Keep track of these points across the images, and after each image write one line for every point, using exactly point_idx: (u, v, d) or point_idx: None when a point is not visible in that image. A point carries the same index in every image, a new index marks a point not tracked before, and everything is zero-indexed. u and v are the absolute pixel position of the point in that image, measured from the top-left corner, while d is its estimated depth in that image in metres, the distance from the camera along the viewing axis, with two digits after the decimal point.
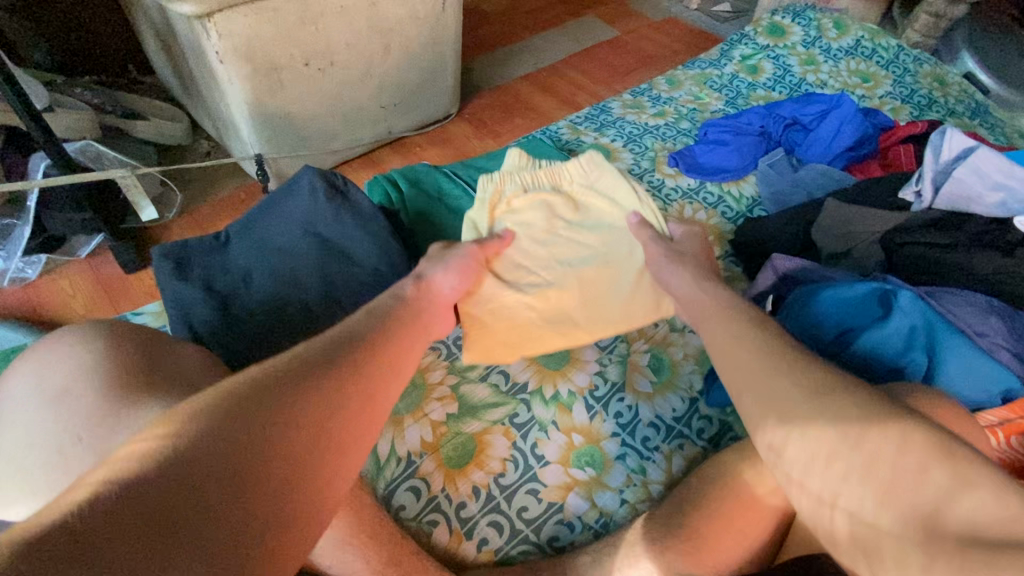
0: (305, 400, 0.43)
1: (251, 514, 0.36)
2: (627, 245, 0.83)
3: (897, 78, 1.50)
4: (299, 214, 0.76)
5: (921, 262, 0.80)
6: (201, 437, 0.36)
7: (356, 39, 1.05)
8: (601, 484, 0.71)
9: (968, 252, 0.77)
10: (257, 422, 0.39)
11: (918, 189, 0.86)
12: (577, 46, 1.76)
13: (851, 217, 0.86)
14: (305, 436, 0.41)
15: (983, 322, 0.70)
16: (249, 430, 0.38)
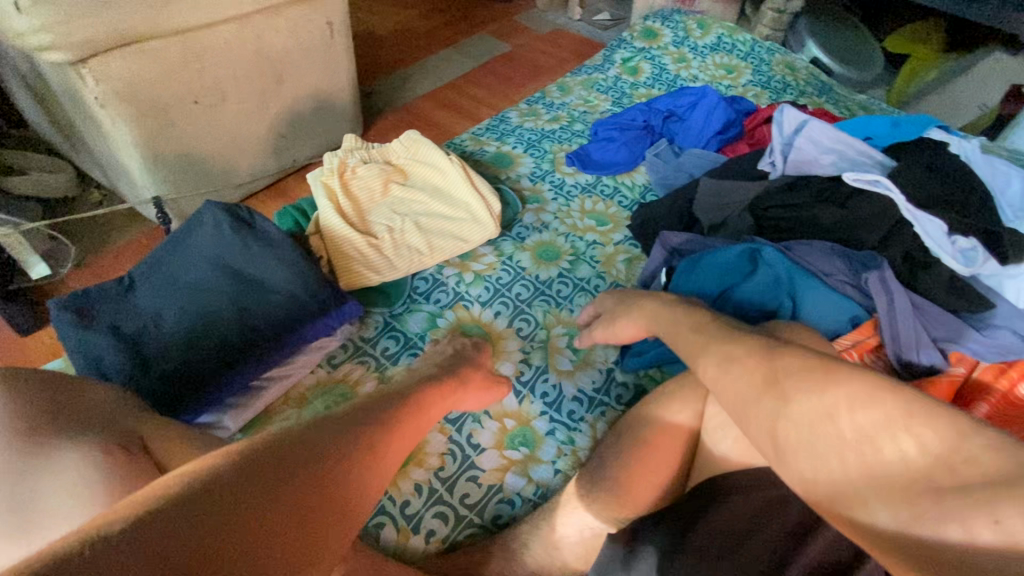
0: (328, 454, 0.47)
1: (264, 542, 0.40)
2: (456, 200, 1.00)
3: (756, 67, 1.68)
4: (206, 248, 0.76)
5: (782, 222, 0.92)
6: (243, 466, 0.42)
7: (246, 73, 1.06)
8: (535, 459, 0.77)
9: (811, 209, 0.89)
10: (289, 472, 0.44)
11: (772, 160, 1.00)
12: (472, 62, 1.84)
13: (721, 191, 0.99)
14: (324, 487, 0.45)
15: (830, 264, 0.82)
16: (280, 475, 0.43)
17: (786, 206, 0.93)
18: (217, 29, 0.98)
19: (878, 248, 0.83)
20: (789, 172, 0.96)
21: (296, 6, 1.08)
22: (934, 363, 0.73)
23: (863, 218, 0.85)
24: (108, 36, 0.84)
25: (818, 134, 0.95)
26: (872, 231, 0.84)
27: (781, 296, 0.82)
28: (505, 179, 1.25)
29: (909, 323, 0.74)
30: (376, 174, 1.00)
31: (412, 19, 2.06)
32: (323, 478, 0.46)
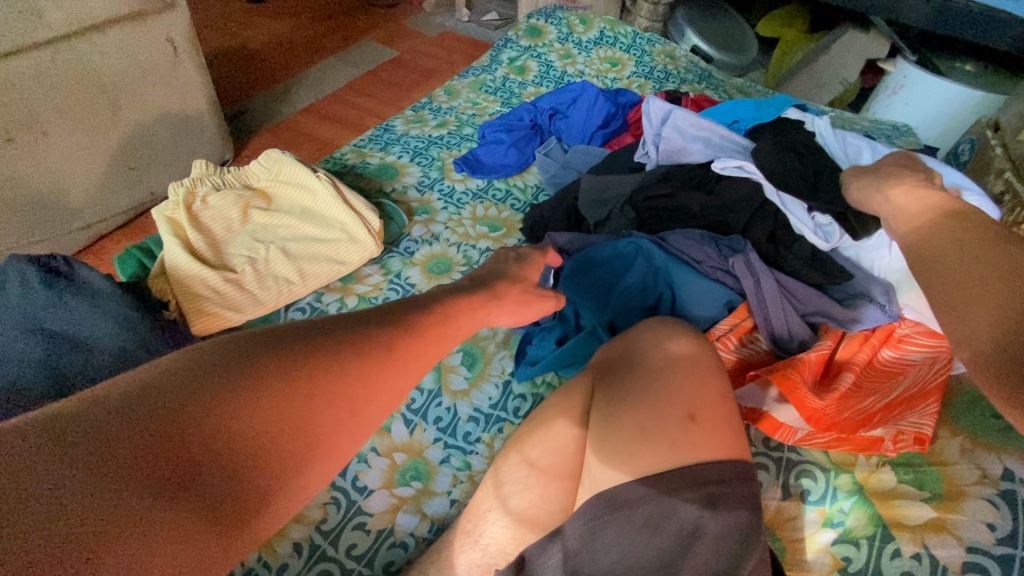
0: (297, 371, 0.41)
1: (215, 461, 0.36)
2: (326, 218, 0.93)
3: (638, 59, 1.72)
4: (12, 310, 0.66)
5: (660, 212, 0.93)
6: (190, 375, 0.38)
7: (68, 102, 0.94)
8: (429, 492, 0.72)
9: (683, 197, 0.91)
10: (240, 384, 0.39)
11: (647, 151, 1.02)
12: (356, 71, 1.76)
13: (602, 186, 0.98)
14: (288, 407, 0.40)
15: (701, 250, 0.84)
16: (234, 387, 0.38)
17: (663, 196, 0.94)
18: (22, 55, 0.87)
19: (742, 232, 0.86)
20: (663, 162, 0.98)
21: (122, 23, 0.97)
22: (804, 338, 0.76)
23: (730, 202, 0.87)
24: None
25: (682, 121, 0.97)
26: (739, 214, 0.86)
27: (661, 288, 0.84)
28: (391, 192, 1.19)
29: (775, 304, 0.76)
30: (233, 200, 0.92)
31: (291, 30, 1.95)
32: (278, 400, 0.39)
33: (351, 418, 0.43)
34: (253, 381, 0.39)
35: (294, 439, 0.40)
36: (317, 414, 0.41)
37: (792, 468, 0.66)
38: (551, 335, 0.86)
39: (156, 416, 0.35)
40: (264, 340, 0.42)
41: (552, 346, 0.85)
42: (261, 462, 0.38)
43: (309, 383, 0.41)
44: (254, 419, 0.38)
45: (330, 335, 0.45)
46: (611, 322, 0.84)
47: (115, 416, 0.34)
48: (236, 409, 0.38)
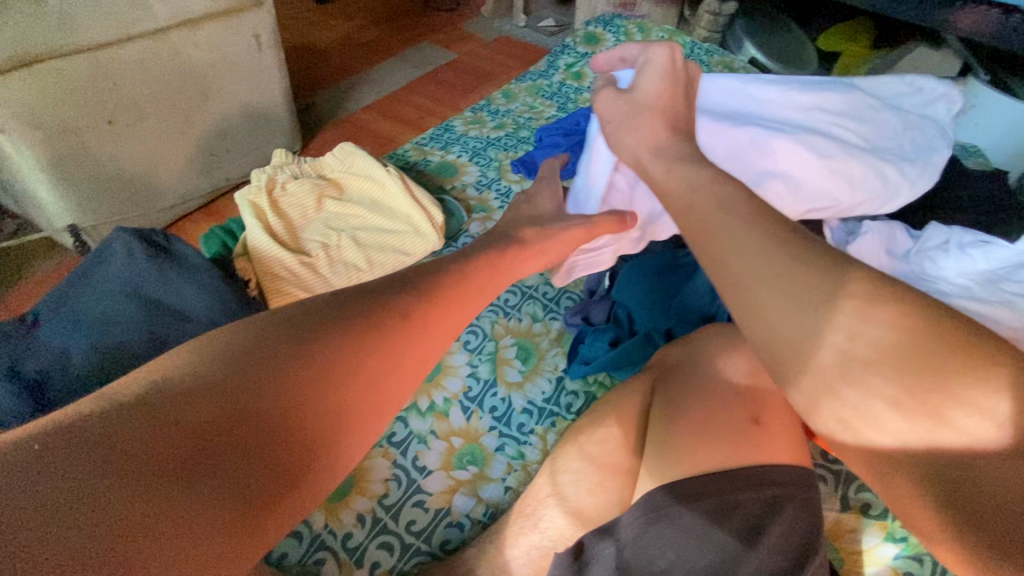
0: (298, 364, 0.43)
1: (233, 457, 0.38)
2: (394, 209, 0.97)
3: (696, 69, 1.71)
4: (118, 278, 0.72)
5: None
6: (198, 380, 0.40)
7: (166, 90, 1.01)
8: (484, 478, 0.75)
9: None
10: (246, 384, 0.41)
11: None
12: (417, 72, 1.81)
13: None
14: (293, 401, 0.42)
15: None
16: (240, 387, 0.41)
17: None
18: (130, 45, 0.93)
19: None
20: None
21: (218, 18, 1.03)
22: None
23: None
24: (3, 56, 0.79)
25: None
26: None
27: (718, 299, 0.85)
28: (450, 189, 1.23)
29: None
30: (311, 189, 0.97)
31: (355, 30, 2.03)
32: (283, 394, 0.42)
33: (361, 392, 0.46)
34: (259, 377, 0.42)
35: (307, 418, 0.42)
36: (327, 393, 0.44)
37: (851, 481, 0.66)
38: (605, 335, 0.87)
39: (173, 413, 0.37)
40: (262, 343, 0.44)
41: (606, 346, 0.86)
42: (283, 453, 0.40)
43: (310, 377, 0.43)
44: (265, 406, 0.41)
45: (329, 320, 0.47)
46: (669, 330, 0.85)
47: (136, 419, 0.36)
48: (246, 398, 0.40)
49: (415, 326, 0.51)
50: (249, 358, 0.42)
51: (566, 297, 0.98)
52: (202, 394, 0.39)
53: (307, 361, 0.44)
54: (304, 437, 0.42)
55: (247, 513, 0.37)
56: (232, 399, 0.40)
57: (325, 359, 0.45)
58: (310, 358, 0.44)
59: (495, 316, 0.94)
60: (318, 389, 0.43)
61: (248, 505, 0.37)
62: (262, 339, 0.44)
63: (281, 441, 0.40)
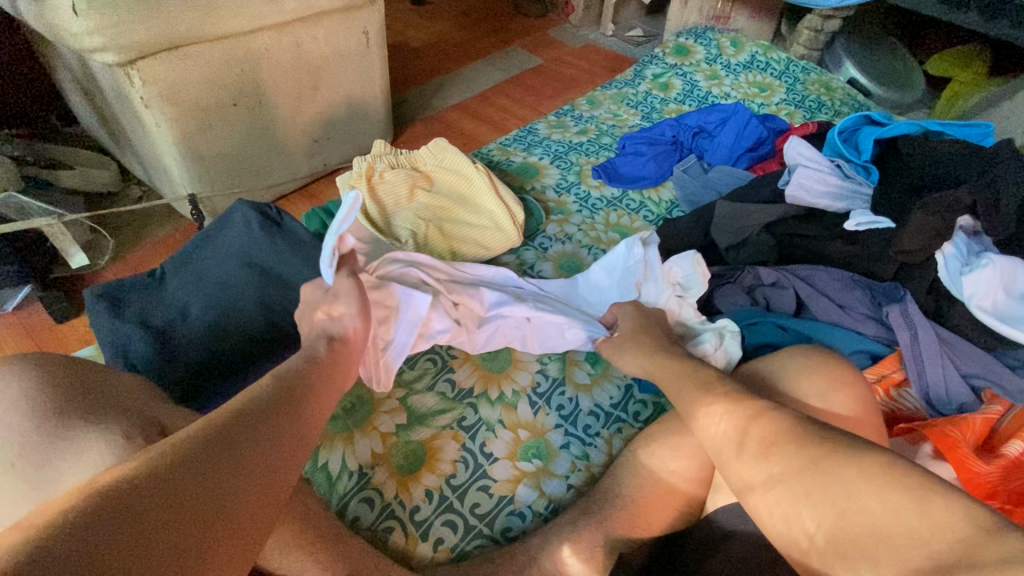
0: (253, 452, 0.43)
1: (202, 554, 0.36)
2: (481, 207, 1.01)
3: (790, 86, 1.65)
4: (236, 245, 0.78)
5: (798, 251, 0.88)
6: (160, 471, 0.38)
7: (284, 78, 1.10)
8: (548, 472, 0.76)
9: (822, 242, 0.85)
10: (211, 473, 0.40)
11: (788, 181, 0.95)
12: (503, 74, 1.86)
13: (738, 214, 0.92)
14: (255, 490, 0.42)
15: (849, 295, 0.78)
16: (202, 475, 0.39)
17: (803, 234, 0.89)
18: (259, 35, 1.02)
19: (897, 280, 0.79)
20: (792, 203, 0.92)
21: (335, 15, 1.11)
22: (964, 401, 0.69)
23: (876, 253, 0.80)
24: (159, 40, 0.88)
25: (807, 178, 0.90)
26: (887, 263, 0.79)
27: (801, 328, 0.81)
28: (530, 190, 1.25)
29: (934, 361, 0.69)
30: (405, 178, 1.02)
31: (447, 32, 2.10)
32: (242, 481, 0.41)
33: (290, 463, 0.46)
34: (219, 465, 0.40)
35: (251, 513, 0.41)
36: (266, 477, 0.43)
37: None
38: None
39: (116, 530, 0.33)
40: (215, 435, 0.42)
41: None
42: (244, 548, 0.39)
43: (266, 464, 0.43)
44: (215, 501, 0.39)
45: (259, 403, 0.47)
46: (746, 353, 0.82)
47: (104, 519, 0.33)
48: (195, 499, 0.38)
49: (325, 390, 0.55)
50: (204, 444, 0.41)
51: None
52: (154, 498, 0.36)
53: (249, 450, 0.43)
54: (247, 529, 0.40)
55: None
56: (198, 490, 0.38)
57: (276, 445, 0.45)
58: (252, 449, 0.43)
59: None
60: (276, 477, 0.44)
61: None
62: (214, 428, 0.43)
63: (226, 542, 0.38)
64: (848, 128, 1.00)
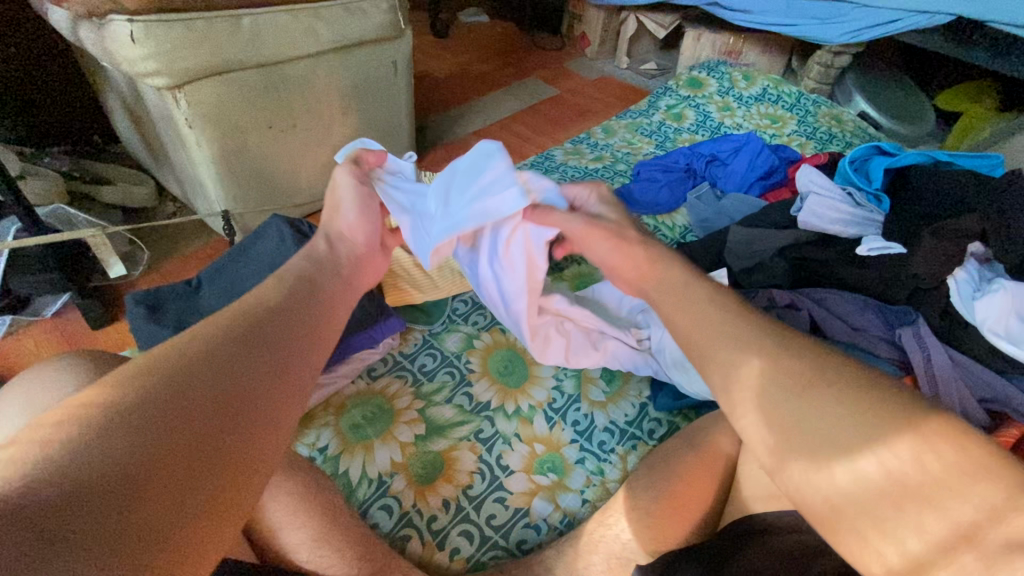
0: (249, 359, 0.43)
1: (206, 450, 0.37)
2: None
3: (801, 118, 1.69)
4: (268, 257, 0.82)
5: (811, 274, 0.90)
6: (158, 381, 0.38)
7: (317, 104, 1.16)
8: (563, 487, 0.76)
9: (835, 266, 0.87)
10: (209, 379, 0.40)
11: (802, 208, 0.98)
12: (521, 104, 1.93)
13: (749, 240, 0.97)
14: (257, 391, 0.42)
15: (862, 318, 0.80)
16: (199, 380, 0.39)
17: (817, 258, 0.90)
18: (296, 64, 1.08)
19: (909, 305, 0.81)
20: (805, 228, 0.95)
21: (367, 46, 1.18)
22: (979, 422, 0.69)
23: (891, 277, 0.82)
24: (205, 66, 0.95)
25: (820, 206, 0.93)
26: (900, 287, 0.81)
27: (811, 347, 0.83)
28: None
29: (948, 383, 0.70)
30: None
31: (468, 64, 2.19)
32: (239, 381, 0.41)
33: (291, 364, 0.46)
34: (218, 371, 0.41)
35: (266, 394, 0.43)
36: (261, 370, 0.44)
37: None
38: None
39: (127, 417, 0.35)
40: (214, 347, 0.43)
41: None
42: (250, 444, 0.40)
43: (260, 372, 0.43)
44: (226, 389, 0.40)
45: (258, 316, 0.48)
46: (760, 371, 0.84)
47: (100, 425, 0.34)
48: (210, 384, 0.40)
49: (327, 306, 0.55)
50: (200, 356, 0.41)
51: None
52: (157, 391, 0.37)
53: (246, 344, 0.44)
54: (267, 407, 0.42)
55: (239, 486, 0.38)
56: (194, 393, 0.39)
57: (269, 351, 0.45)
58: (247, 343, 0.45)
59: None
60: (276, 378, 0.44)
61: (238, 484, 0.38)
62: (208, 339, 0.43)
63: (256, 415, 0.41)
64: (858, 158, 1.02)
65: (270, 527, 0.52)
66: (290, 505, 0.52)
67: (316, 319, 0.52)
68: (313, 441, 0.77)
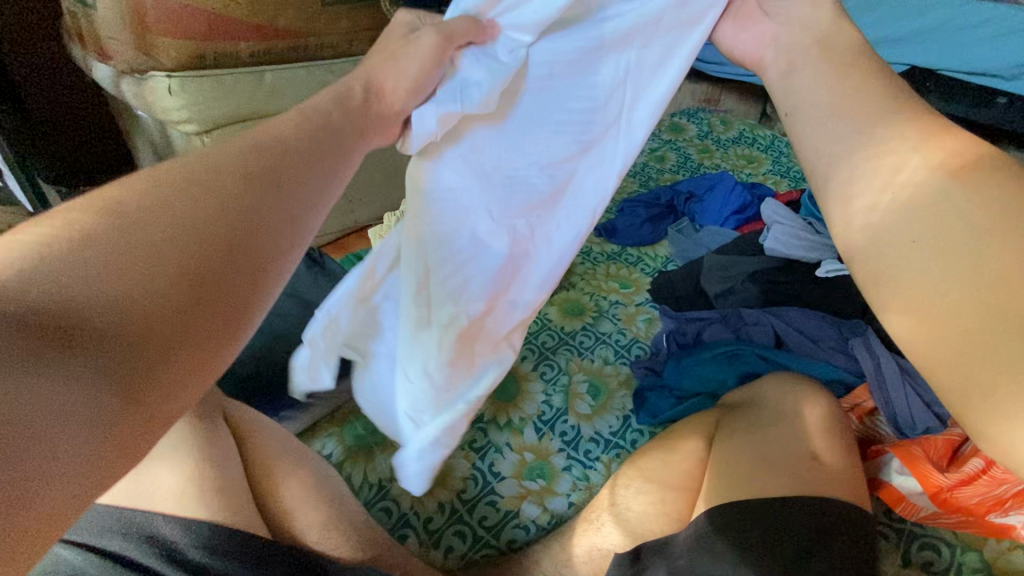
0: (183, 207, 0.37)
1: (148, 313, 0.32)
2: None
3: (776, 158, 1.81)
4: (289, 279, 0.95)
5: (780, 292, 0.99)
6: (108, 238, 0.34)
7: None
8: (551, 491, 0.82)
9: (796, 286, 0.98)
10: (147, 234, 0.35)
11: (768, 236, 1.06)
12: None
13: (724, 265, 1.05)
14: (203, 235, 0.37)
15: (820, 331, 0.90)
16: (138, 238, 0.34)
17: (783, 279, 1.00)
18: None
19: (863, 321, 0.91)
20: (771, 254, 1.03)
21: None
22: (929, 424, 0.74)
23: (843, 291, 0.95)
24: (228, 115, 1.07)
25: (783, 234, 1.02)
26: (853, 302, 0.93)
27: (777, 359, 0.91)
28: None
29: (896, 386, 0.77)
30: None
31: None
32: (179, 239, 0.36)
33: (270, 203, 0.42)
34: (169, 227, 0.36)
35: (234, 238, 0.38)
36: (210, 209, 0.39)
37: (914, 539, 0.68)
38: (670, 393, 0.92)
39: (87, 278, 0.31)
40: (155, 195, 0.37)
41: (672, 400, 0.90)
42: (215, 296, 0.36)
43: (213, 219, 0.38)
44: (199, 241, 0.37)
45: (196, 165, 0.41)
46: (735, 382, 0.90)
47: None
48: (180, 243, 0.36)
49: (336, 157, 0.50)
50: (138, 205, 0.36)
51: (636, 347, 1.03)
52: (121, 243, 0.34)
53: (244, 197, 0.41)
54: (264, 256, 0.40)
55: (228, 332, 0.37)
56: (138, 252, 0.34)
57: (220, 189, 0.40)
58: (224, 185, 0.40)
59: (571, 353, 1.01)
60: (234, 223, 0.39)
61: (219, 329, 0.36)
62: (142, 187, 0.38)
63: (240, 264, 0.38)
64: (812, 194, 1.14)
65: (284, 512, 0.57)
66: (301, 492, 0.58)
67: (308, 158, 0.47)
68: (318, 450, 0.83)
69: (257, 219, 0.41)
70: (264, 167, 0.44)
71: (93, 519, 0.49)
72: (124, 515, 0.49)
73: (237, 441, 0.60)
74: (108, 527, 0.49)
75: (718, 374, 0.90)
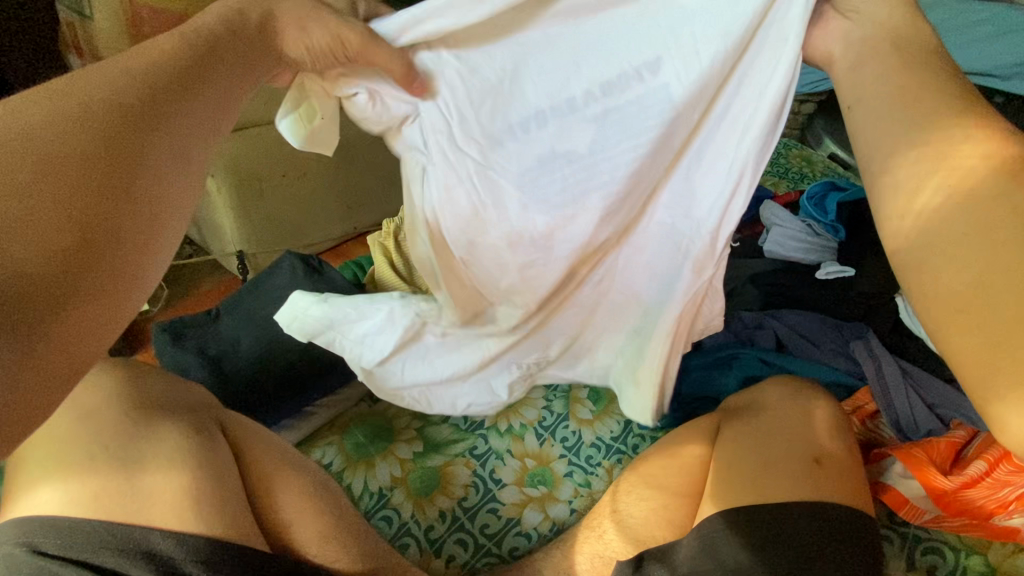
0: (71, 153, 0.44)
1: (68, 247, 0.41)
2: None
3: (774, 159, 1.80)
4: (285, 288, 0.92)
5: (778, 295, 0.98)
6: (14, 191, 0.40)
7: (325, 153, 1.27)
8: (553, 498, 0.81)
9: (795, 289, 0.96)
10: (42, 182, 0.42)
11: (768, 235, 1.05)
12: None
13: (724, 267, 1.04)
14: (95, 176, 0.44)
15: (820, 333, 0.88)
16: (41, 187, 0.41)
17: (784, 283, 0.98)
18: None
19: (864, 320, 0.89)
20: (770, 253, 1.01)
21: None
22: (933, 428, 0.74)
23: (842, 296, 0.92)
24: None
25: (782, 236, 1.00)
26: (854, 306, 0.90)
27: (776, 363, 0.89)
28: None
29: (898, 390, 0.76)
30: None
31: None
32: (75, 179, 0.43)
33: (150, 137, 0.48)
34: (60, 173, 0.42)
35: (128, 175, 0.46)
36: (93, 146, 0.45)
37: (918, 543, 0.67)
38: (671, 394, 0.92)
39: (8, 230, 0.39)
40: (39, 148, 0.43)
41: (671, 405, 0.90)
42: (117, 220, 0.44)
43: (103, 159, 0.45)
44: (96, 184, 0.44)
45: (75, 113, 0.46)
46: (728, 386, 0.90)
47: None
48: (77, 188, 0.43)
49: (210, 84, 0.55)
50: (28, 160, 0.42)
51: None
52: (24, 194, 0.41)
53: (124, 137, 0.47)
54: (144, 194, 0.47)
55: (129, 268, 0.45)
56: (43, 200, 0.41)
57: (101, 131, 0.46)
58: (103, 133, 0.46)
59: None
60: (121, 157, 0.46)
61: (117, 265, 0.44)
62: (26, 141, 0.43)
63: (133, 193, 0.46)
64: (818, 193, 1.09)
65: (283, 525, 0.57)
66: (301, 504, 0.58)
67: (186, 86, 0.53)
68: (318, 458, 0.83)
69: (142, 153, 0.47)
70: (131, 105, 0.48)
71: (85, 535, 0.48)
72: (117, 530, 0.49)
73: (233, 453, 0.59)
74: (101, 543, 0.48)
75: (718, 378, 0.89)
